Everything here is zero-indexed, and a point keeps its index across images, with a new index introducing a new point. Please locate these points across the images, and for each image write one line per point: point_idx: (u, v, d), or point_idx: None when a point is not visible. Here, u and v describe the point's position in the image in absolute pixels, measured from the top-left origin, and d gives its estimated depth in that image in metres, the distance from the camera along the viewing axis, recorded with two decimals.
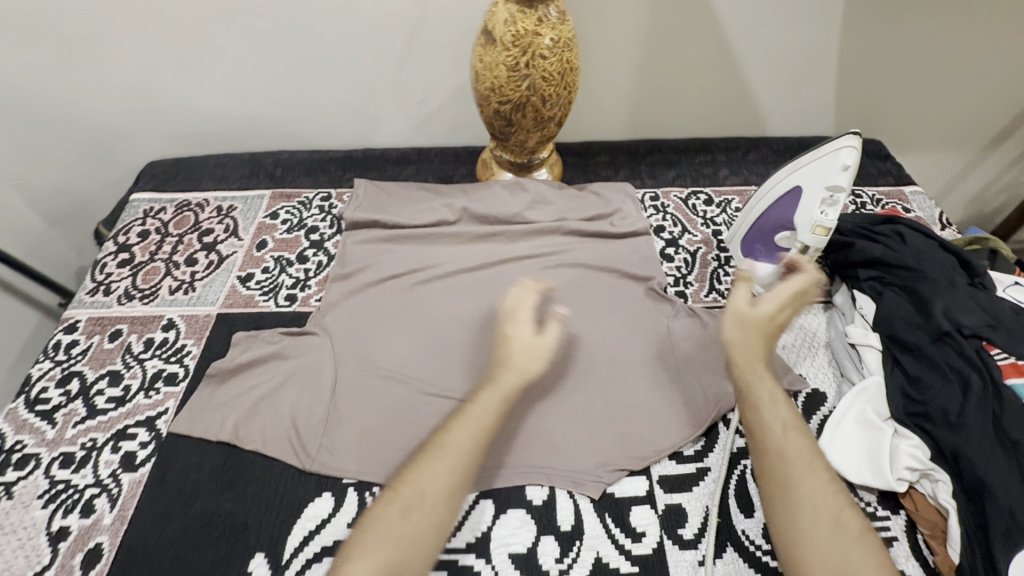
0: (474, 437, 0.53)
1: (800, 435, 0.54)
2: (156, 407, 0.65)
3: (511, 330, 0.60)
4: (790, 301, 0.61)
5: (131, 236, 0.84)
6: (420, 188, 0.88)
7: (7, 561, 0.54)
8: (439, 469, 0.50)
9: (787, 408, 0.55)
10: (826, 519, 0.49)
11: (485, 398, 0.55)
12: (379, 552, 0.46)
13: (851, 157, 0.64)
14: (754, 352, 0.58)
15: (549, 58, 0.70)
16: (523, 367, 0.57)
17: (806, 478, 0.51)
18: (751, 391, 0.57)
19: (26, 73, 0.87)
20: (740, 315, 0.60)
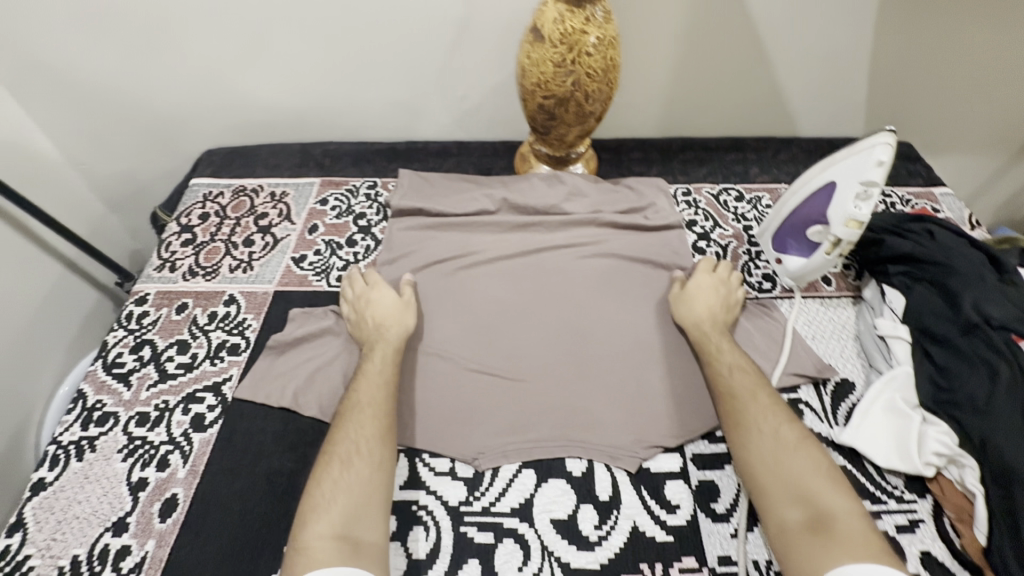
0: (380, 389, 0.63)
1: (745, 373, 0.65)
2: (221, 374, 0.70)
3: (371, 297, 0.72)
4: (717, 283, 0.75)
5: (193, 218, 0.90)
6: (462, 178, 0.93)
7: (93, 507, 0.59)
8: (362, 421, 0.60)
9: (733, 353, 0.68)
10: (769, 436, 0.59)
11: (374, 353, 0.66)
12: (334, 501, 0.54)
13: (885, 154, 0.66)
14: (702, 316, 0.71)
15: (594, 56, 0.74)
16: (400, 320, 0.69)
17: (750, 405, 0.62)
18: (705, 346, 0.69)
19: (98, 64, 0.93)
20: (680, 296, 0.74)
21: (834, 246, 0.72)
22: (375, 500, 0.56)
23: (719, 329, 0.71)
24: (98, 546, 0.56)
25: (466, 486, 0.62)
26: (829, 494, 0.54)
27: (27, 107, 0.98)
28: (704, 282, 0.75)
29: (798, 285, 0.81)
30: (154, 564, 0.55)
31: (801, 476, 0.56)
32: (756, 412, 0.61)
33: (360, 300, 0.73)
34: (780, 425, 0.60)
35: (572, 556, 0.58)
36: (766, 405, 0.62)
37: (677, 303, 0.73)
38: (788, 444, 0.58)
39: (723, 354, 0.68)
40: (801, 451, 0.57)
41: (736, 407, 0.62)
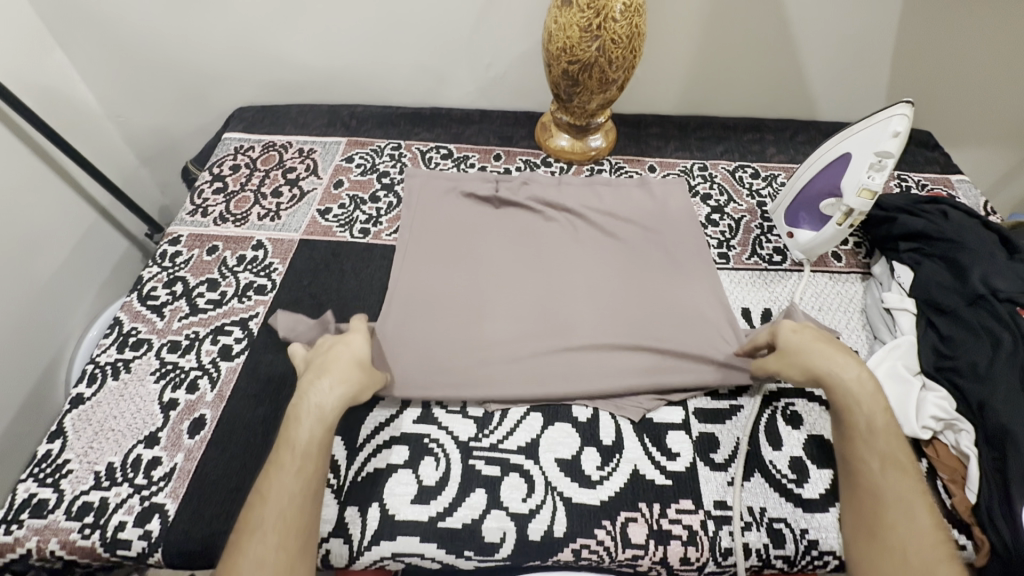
0: (294, 503, 0.52)
1: (901, 474, 0.55)
2: (248, 311, 0.74)
3: (330, 351, 0.62)
4: (828, 344, 0.63)
5: (224, 168, 0.93)
6: (478, 214, 0.87)
7: (127, 421, 0.63)
8: (263, 556, 0.49)
9: (891, 442, 0.56)
10: (913, 562, 0.51)
11: (297, 431, 0.56)
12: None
13: (902, 125, 0.67)
14: (841, 380, 0.59)
15: (619, 22, 0.76)
16: (348, 381, 0.59)
17: (896, 510, 0.53)
18: (844, 416, 0.59)
19: (140, 17, 0.96)
20: (795, 347, 0.63)
21: (845, 217, 0.73)
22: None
23: (872, 395, 0.58)
24: (132, 456, 0.60)
25: (476, 424, 0.65)
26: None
27: (72, 56, 1.02)
28: (818, 340, 0.63)
29: (809, 258, 0.82)
30: (182, 475, 0.59)
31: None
32: (902, 520, 0.53)
33: (327, 347, 0.63)
34: (925, 536, 0.52)
35: (574, 492, 0.60)
36: (920, 513, 0.53)
37: (798, 355, 0.62)
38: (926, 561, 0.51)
39: (871, 425, 0.57)
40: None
41: (879, 513, 0.54)
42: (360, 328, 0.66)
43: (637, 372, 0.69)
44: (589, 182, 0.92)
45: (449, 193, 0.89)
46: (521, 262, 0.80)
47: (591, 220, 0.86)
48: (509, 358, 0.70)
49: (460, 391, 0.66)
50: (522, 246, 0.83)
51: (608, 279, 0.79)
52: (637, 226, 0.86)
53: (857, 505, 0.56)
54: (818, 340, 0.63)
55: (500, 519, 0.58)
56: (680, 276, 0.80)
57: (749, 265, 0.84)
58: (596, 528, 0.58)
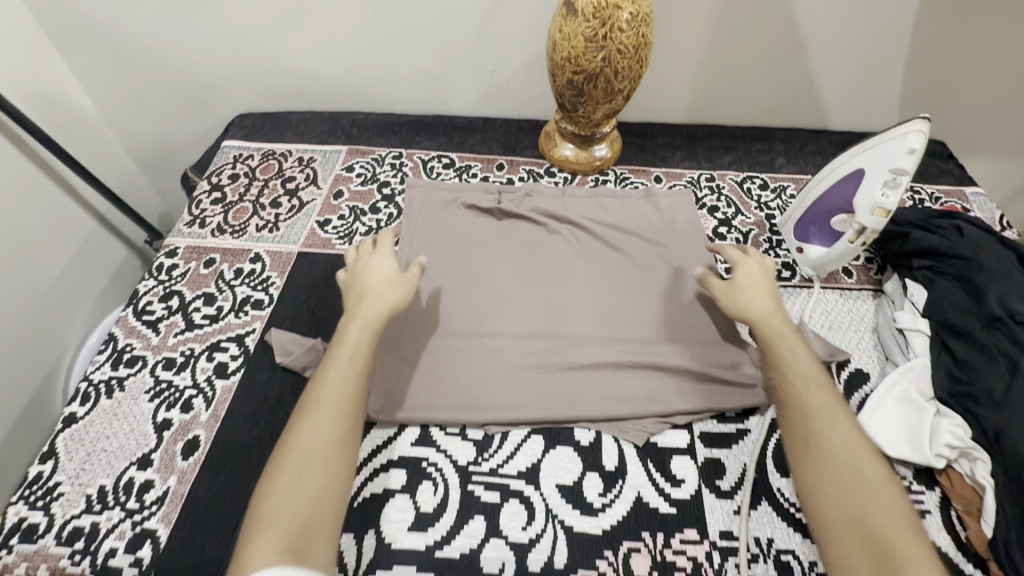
0: (350, 384, 0.58)
1: (822, 388, 0.58)
2: (245, 326, 0.72)
3: (367, 274, 0.68)
4: (764, 286, 0.69)
5: (223, 178, 0.92)
6: (480, 227, 0.84)
7: (120, 441, 0.61)
8: (319, 427, 0.54)
9: (809, 363, 0.60)
10: (844, 464, 0.53)
11: (350, 331, 0.62)
12: (281, 512, 0.49)
13: (918, 141, 0.65)
14: (766, 313, 0.65)
15: (626, 32, 0.73)
16: (386, 297, 0.65)
17: (822, 420, 0.56)
18: (771, 346, 0.63)
19: (140, 24, 0.95)
20: (732, 291, 0.69)
21: (858, 235, 0.71)
22: (323, 520, 0.50)
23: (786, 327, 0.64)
24: (124, 478, 0.59)
25: (475, 447, 0.64)
26: (906, 542, 0.48)
27: (71, 62, 1.00)
28: (754, 277, 0.70)
29: (819, 275, 0.80)
30: (175, 500, 0.58)
31: (879, 518, 0.49)
32: (827, 428, 0.55)
33: (360, 270, 0.70)
34: (860, 454, 0.53)
35: (575, 520, 0.59)
36: (841, 421, 0.55)
37: (732, 297, 0.68)
38: (862, 476, 0.52)
39: (795, 361, 0.61)
40: (880, 489, 0.51)
41: (808, 426, 0.56)
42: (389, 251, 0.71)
43: (641, 393, 0.68)
44: (594, 192, 0.91)
45: (450, 206, 0.87)
46: (524, 280, 0.78)
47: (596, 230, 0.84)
48: (510, 377, 0.68)
49: (459, 418, 0.65)
50: (526, 263, 0.80)
51: (611, 291, 0.77)
52: (642, 237, 0.84)
53: (787, 422, 0.58)
54: (752, 278, 0.69)
55: (499, 549, 0.57)
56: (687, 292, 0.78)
57: None
58: (598, 559, 0.57)
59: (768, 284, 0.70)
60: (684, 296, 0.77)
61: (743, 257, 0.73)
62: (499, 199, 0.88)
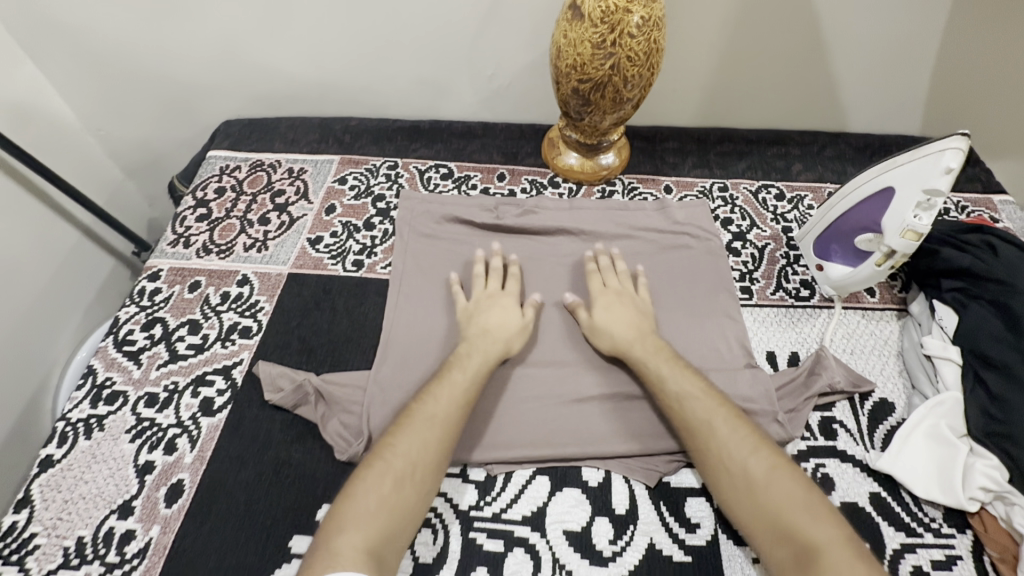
0: (450, 407, 0.59)
1: (697, 398, 0.60)
2: (231, 357, 0.68)
3: (496, 306, 0.68)
4: (619, 305, 0.69)
5: (209, 192, 0.87)
6: (480, 244, 0.79)
7: (99, 487, 0.58)
8: (424, 441, 0.56)
9: (682, 377, 0.62)
10: (736, 460, 0.55)
11: (470, 358, 0.63)
12: (375, 515, 0.51)
13: (956, 160, 0.60)
14: (626, 337, 0.66)
15: (636, 37, 0.68)
16: (506, 341, 0.65)
17: (704, 429, 0.58)
18: (645, 372, 0.63)
19: (115, 28, 0.90)
20: (592, 325, 0.68)
21: (886, 258, 0.67)
22: (402, 529, 0.52)
23: (649, 352, 0.65)
24: (104, 529, 0.55)
25: (477, 489, 0.60)
26: (816, 526, 0.50)
27: (45, 67, 0.95)
28: (612, 303, 0.69)
29: (840, 294, 0.76)
30: (158, 551, 0.54)
31: (787, 511, 0.51)
32: (714, 434, 0.57)
33: (479, 305, 0.69)
34: (753, 453, 0.55)
35: (585, 571, 0.55)
36: (718, 423, 0.58)
37: (597, 330, 0.67)
38: (759, 476, 0.54)
39: (669, 380, 0.62)
40: (771, 478, 0.53)
41: (700, 438, 0.58)
42: (518, 291, 0.71)
43: (652, 429, 0.63)
44: (601, 204, 0.86)
45: (440, 221, 0.82)
46: (527, 302, 0.73)
47: (605, 247, 0.80)
48: (511, 413, 0.64)
49: (460, 458, 0.61)
50: (529, 285, 0.75)
51: None
52: (653, 253, 0.79)
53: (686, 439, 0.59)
54: (610, 304, 0.69)
55: None
56: (701, 313, 0.73)
57: (773, 301, 0.77)
58: None
59: (623, 299, 0.69)
60: (696, 321, 0.72)
61: (599, 283, 0.72)
62: (496, 214, 0.83)
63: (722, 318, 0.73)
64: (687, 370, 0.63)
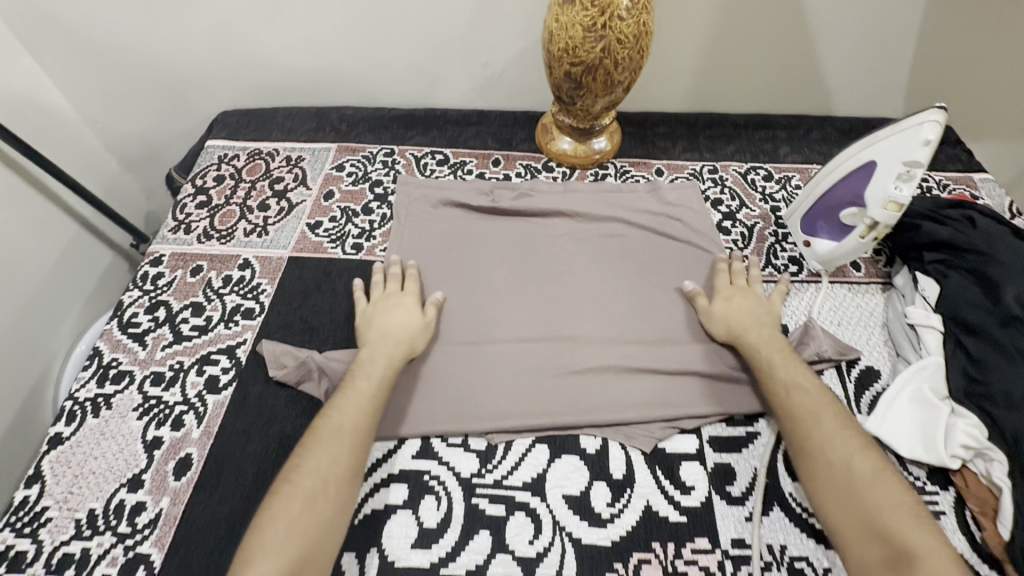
0: (360, 415, 0.58)
1: (810, 393, 0.60)
2: (235, 337, 0.70)
3: (396, 308, 0.68)
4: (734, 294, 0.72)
5: (208, 180, 0.89)
6: (476, 226, 0.81)
7: (109, 462, 0.59)
8: (331, 456, 0.54)
9: (798, 369, 0.62)
10: (839, 457, 0.55)
11: (370, 363, 0.62)
12: (287, 542, 0.49)
13: (933, 132, 0.62)
14: (747, 324, 0.68)
15: (626, 21, 0.70)
16: (409, 340, 0.65)
17: (810, 423, 0.58)
18: (759, 359, 0.65)
19: (111, 19, 0.91)
20: (709, 311, 0.70)
21: (869, 230, 0.69)
22: (319, 552, 0.50)
23: (768, 342, 0.66)
24: (114, 501, 0.57)
25: (478, 458, 0.62)
26: (915, 531, 0.49)
27: (42, 61, 0.96)
28: (732, 294, 0.72)
29: (826, 269, 0.78)
30: (168, 522, 0.56)
31: (884, 512, 0.51)
32: (820, 429, 0.57)
33: (381, 306, 0.69)
34: (856, 452, 0.55)
35: (584, 532, 0.57)
36: (827, 418, 0.57)
37: (713, 316, 0.70)
38: (861, 475, 0.53)
39: (782, 370, 0.63)
40: (872, 479, 0.53)
41: (806, 431, 0.58)
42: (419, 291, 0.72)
43: (648, 398, 0.65)
44: (594, 187, 0.88)
45: (438, 205, 0.83)
46: (524, 280, 0.75)
47: (598, 227, 0.82)
48: (511, 386, 0.66)
49: (462, 429, 0.63)
50: (525, 265, 0.77)
51: (614, 291, 0.75)
52: (646, 232, 0.81)
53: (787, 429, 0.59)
54: (729, 296, 0.71)
55: (506, 564, 0.55)
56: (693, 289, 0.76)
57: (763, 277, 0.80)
58: (608, 571, 0.55)
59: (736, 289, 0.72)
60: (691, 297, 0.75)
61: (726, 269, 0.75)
62: (492, 197, 0.85)
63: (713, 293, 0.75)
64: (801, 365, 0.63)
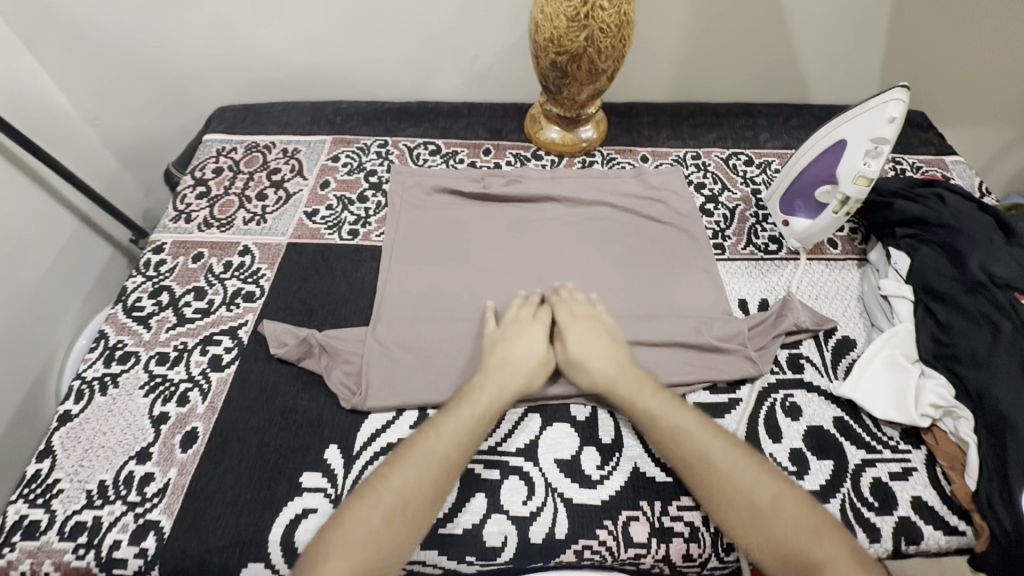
0: (455, 444, 0.57)
1: (691, 428, 0.59)
2: (237, 319, 0.72)
3: (521, 337, 0.66)
4: (588, 332, 0.67)
5: (207, 172, 0.91)
6: (468, 211, 0.84)
7: (117, 436, 0.62)
8: (413, 475, 0.55)
9: (671, 404, 0.61)
10: (739, 488, 0.55)
11: (481, 391, 0.61)
12: (355, 550, 0.50)
13: (898, 110, 0.66)
14: (608, 370, 0.64)
15: (607, 11, 0.74)
16: (526, 377, 0.64)
17: (703, 461, 0.57)
18: (633, 405, 0.62)
19: (110, 18, 0.93)
20: (567, 361, 0.66)
21: (841, 205, 0.73)
22: (385, 566, 0.51)
23: (633, 383, 0.63)
24: (124, 472, 0.59)
25: None
26: (817, 542, 0.51)
27: (42, 59, 0.98)
28: (581, 330, 0.67)
29: (805, 246, 0.82)
30: (176, 491, 0.58)
31: (790, 532, 0.52)
32: (716, 463, 0.57)
33: (510, 330, 0.67)
34: (751, 478, 0.55)
35: (575, 493, 0.60)
36: (717, 452, 0.57)
37: (571, 364, 0.65)
38: (761, 499, 0.54)
39: (659, 410, 0.61)
40: (773, 501, 0.54)
41: (704, 470, 0.57)
42: (549, 321, 0.69)
43: None
44: (581, 173, 0.91)
45: (431, 192, 0.86)
46: (515, 262, 0.78)
47: (586, 211, 0.85)
48: None
49: None
50: (516, 247, 0.80)
51: (601, 270, 0.78)
52: (632, 214, 0.85)
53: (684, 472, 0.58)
54: (581, 331, 0.67)
55: (501, 523, 0.58)
56: (676, 266, 0.79)
57: (745, 256, 0.83)
58: (598, 528, 0.58)
59: (592, 321, 0.68)
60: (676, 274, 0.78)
61: (564, 300, 0.71)
62: (483, 184, 0.88)
63: (696, 270, 0.79)
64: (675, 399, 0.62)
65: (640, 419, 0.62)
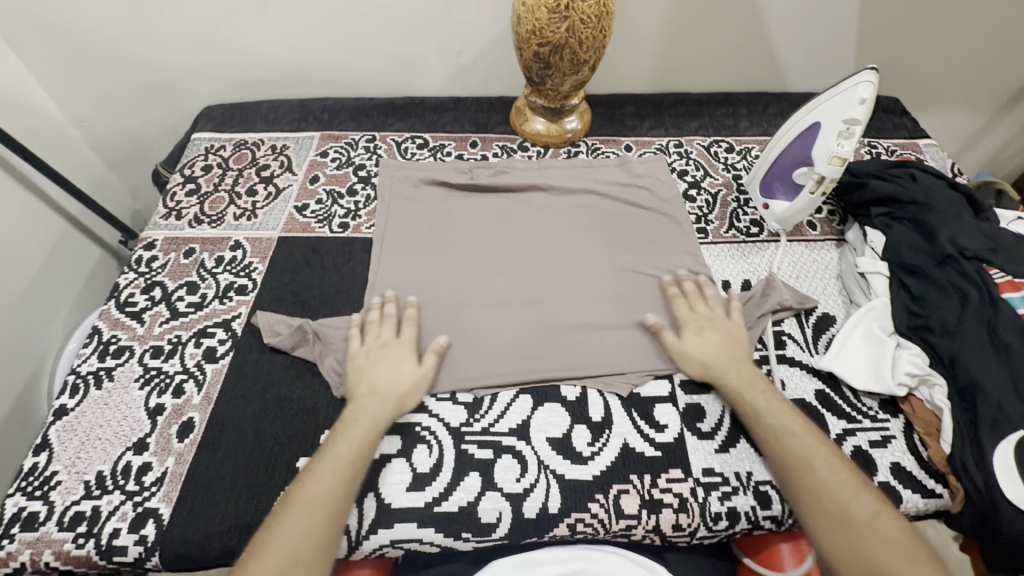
0: (333, 484, 0.55)
1: (801, 433, 0.59)
2: (231, 311, 0.73)
3: (388, 360, 0.64)
4: (700, 327, 0.69)
5: (196, 170, 0.92)
6: (456, 202, 0.86)
7: (114, 428, 0.62)
8: (297, 528, 0.52)
9: (780, 407, 0.62)
10: (839, 500, 0.55)
11: (355, 423, 0.59)
12: None
13: (868, 92, 0.69)
14: (726, 363, 0.66)
15: (587, 2, 0.75)
16: (396, 398, 0.62)
17: (807, 467, 0.57)
18: (742, 400, 0.63)
19: (95, 20, 0.94)
20: (681, 351, 0.67)
21: (817, 185, 0.75)
22: None
23: (751, 382, 0.64)
24: (121, 463, 0.60)
25: (466, 410, 0.66)
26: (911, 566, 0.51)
27: (26, 62, 0.98)
28: (702, 325, 0.69)
29: (784, 228, 0.84)
30: (174, 479, 0.59)
31: (881, 551, 0.52)
32: (817, 471, 0.56)
33: (376, 354, 0.65)
34: (853, 493, 0.55)
35: (567, 469, 0.62)
36: (822, 460, 0.57)
37: (686, 354, 0.67)
38: (859, 515, 0.54)
39: (767, 411, 0.61)
40: (871, 519, 0.53)
41: (803, 474, 0.57)
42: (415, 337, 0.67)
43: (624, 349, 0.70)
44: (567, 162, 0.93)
45: (419, 184, 0.88)
46: (504, 249, 0.80)
47: (571, 199, 0.87)
48: (495, 343, 0.70)
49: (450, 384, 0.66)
50: (504, 235, 0.82)
51: (589, 255, 0.79)
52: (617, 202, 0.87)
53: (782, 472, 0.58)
54: (702, 331, 0.68)
55: (495, 500, 0.59)
56: (661, 249, 0.81)
57: (727, 239, 0.85)
58: (589, 502, 0.60)
59: (701, 320, 0.69)
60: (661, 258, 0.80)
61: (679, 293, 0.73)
62: (470, 175, 0.89)
63: (680, 253, 0.81)
64: (787, 405, 0.62)
65: (746, 416, 0.62)
